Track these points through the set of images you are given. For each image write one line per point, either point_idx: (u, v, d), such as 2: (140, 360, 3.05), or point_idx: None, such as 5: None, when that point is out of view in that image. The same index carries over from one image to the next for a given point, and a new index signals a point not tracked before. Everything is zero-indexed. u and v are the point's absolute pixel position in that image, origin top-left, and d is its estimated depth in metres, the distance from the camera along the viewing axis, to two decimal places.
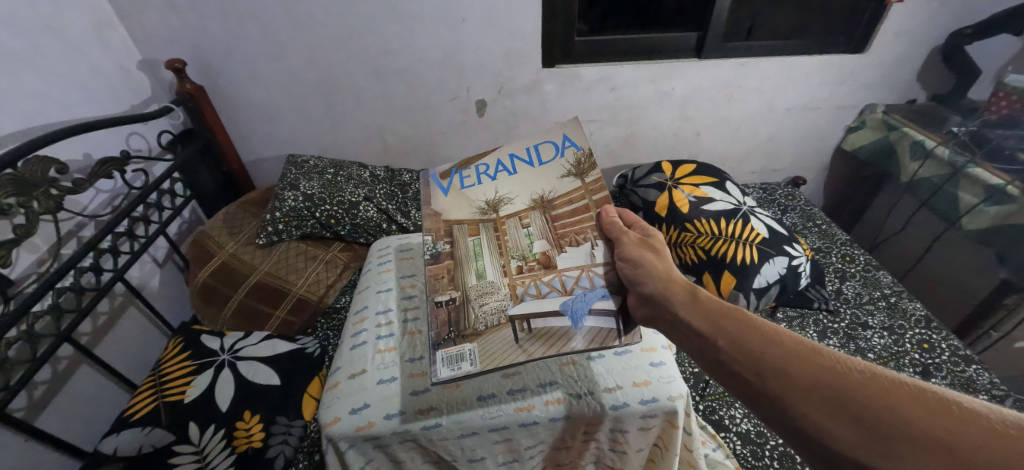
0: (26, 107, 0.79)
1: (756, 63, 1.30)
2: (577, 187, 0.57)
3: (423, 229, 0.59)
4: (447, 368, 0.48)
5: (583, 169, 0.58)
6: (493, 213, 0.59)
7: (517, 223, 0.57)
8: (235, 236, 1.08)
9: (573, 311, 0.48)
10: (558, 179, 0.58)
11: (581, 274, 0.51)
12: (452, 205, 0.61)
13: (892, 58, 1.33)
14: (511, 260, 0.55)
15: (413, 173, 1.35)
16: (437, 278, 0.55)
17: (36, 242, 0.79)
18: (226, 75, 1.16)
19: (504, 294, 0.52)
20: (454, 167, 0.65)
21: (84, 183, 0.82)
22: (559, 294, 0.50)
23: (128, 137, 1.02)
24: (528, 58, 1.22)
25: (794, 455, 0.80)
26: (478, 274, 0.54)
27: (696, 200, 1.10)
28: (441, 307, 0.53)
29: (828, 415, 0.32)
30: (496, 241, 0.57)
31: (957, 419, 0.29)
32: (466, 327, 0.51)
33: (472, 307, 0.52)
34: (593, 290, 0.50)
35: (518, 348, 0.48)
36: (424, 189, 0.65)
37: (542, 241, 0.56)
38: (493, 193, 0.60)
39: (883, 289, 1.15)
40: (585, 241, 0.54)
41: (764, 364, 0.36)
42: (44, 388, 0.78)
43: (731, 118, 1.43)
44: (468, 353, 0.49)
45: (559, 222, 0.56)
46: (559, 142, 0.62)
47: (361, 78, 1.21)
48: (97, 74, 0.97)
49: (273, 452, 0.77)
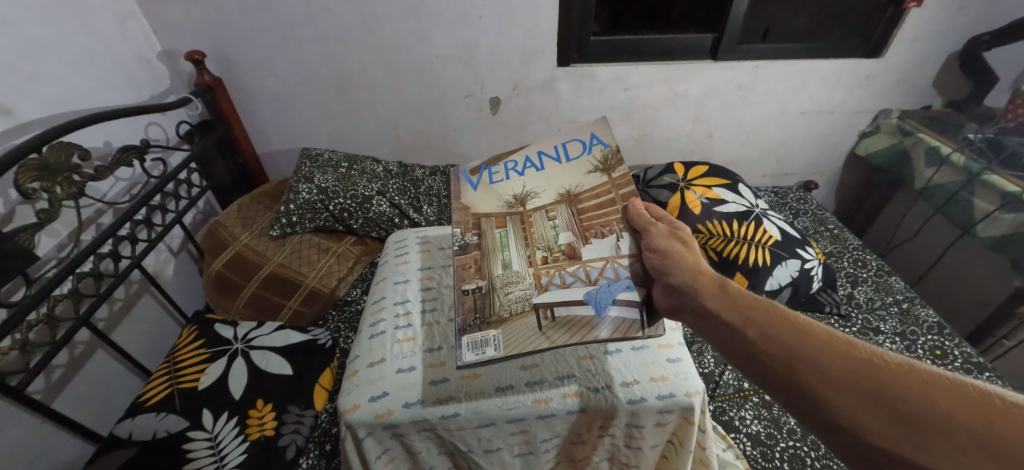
0: (49, 94, 0.81)
1: (772, 66, 1.29)
2: (604, 182, 0.58)
3: (452, 222, 0.61)
4: (470, 352, 0.49)
5: (609, 165, 0.59)
6: (520, 206, 0.59)
7: (543, 216, 0.57)
8: (249, 228, 1.10)
9: (597, 301, 0.48)
10: (585, 174, 0.59)
11: (606, 265, 0.52)
12: (479, 200, 0.63)
13: (909, 63, 1.32)
14: (536, 251, 0.55)
15: (425, 169, 1.36)
16: (465, 268, 0.57)
17: (58, 228, 0.81)
18: (244, 68, 1.18)
19: (529, 283, 0.53)
20: (482, 164, 0.68)
21: (106, 170, 0.83)
22: (583, 285, 0.50)
23: (148, 127, 1.03)
24: (543, 56, 1.23)
25: (804, 458, 0.79)
26: (504, 265, 0.55)
27: (708, 201, 1.09)
28: (468, 295, 0.54)
29: (861, 406, 0.33)
30: (523, 233, 0.57)
31: (999, 414, 0.29)
32: (490, 314, 0.52)
33: (498, 295, 0.53)
34: (617, 282, 0.50)
35: (541, 335, 0.48)
36: (453, 185, 0.67)
37: (568, 233, 0.55)
38: (520, 188, 0.61)
39: (895, 295, 1.14)
40: (611, 233, 0.54)
41: (796, 355, 0.37)
42: (61, 371, 0.79)
43: (744, 121, 1.43)
44: (492, 340, 0.50)
45: (586, 215, 0.56)
46: (587, 140, 0.62)
47: (377, 73, 1.22)
48: (118, 63, 0.98)
49: (284, 441, 0.77)
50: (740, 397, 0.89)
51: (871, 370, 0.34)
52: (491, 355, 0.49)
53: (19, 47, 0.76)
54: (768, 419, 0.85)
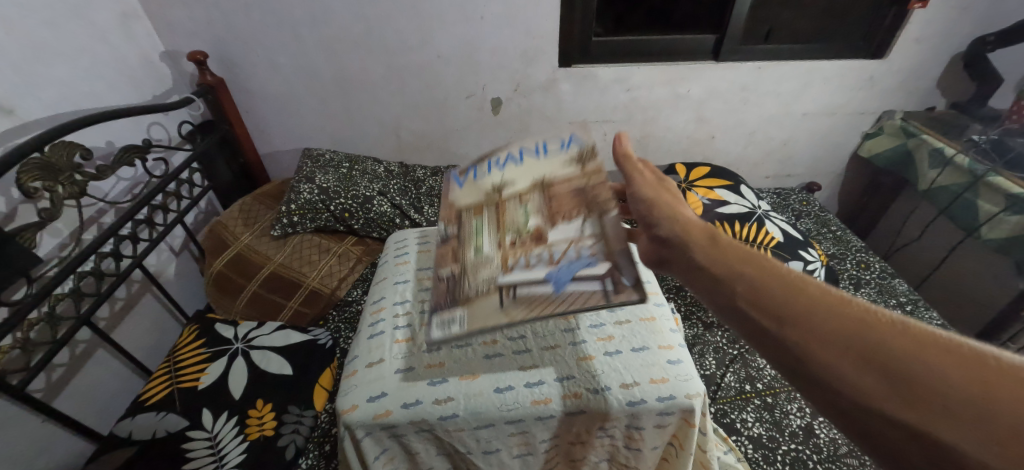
0: (52, 94, 0.81)
1: (774, 67, 1.29)
2: (577, 173, 0.57)
3: (438, 217, 0.60)
4: (437, 327, 0.44)
5: (585, 159, 0.58)
6: (497, 197, 0.58)
7: (517, 203, 0.56)
8: (251, 227, 1.10)
9: (556, 278, 0.45)
10: (560, 166, 0.58)
11: (569, 246, 0.48)
12: (463, 194, 0.62)
13: (913, 64, 1.31)
14: (506, 235, 0.53)
15: (426, 169, 1.35)
16: (443, 256, 0.55)
17: (59, 227, 0.81)
18: (245, 68, 1.18)
19: (495, 266, 0.50)
20: (471, 164, 0.68)
21: (107, 170, 0.84)
22: (545, 266, 0.47)
23: (150, 127, 1.04)
24: (545, 57, 1.22)
25: (806, 461, 0.79)
26: (476, 250, 0.53)
27: (711, 202, 1.11)
28: (443, 279, 0.51)
29: (848, 363, 0.30)
30: (496, 220, 0.56)
31: (1007, 378, 0.25)
32: (459, 295, 0.49)
33: (467, 278, 0.50)
34: (579, 261, 0.46)
35: (503, 309, 0.43)
36: (443, 184, 0.68)
37: (538, 217, 0.53)
38: (500, 181, 0.60)
39: (898, 297, 1.13)
40: (578, 217, 0.51)
41: (785, 310, 0.34)
42: (62, 370, 0.79)
43: (747, 122, 1.42)
44: (458, 316, 0.45)
45: (558, 200, 0.54)
46: (566, 139, 0.62)
47: (378, 73, 1.22)
48: (120, 63, 0.98)
49: (284, 441, 0.77)
50: (742, 399, 0.88)
51: (862, 326, 0.30)
52: (455, 329, 0.43)
53: (22, 47, 0.76)
54: (770, 422, 0.85)
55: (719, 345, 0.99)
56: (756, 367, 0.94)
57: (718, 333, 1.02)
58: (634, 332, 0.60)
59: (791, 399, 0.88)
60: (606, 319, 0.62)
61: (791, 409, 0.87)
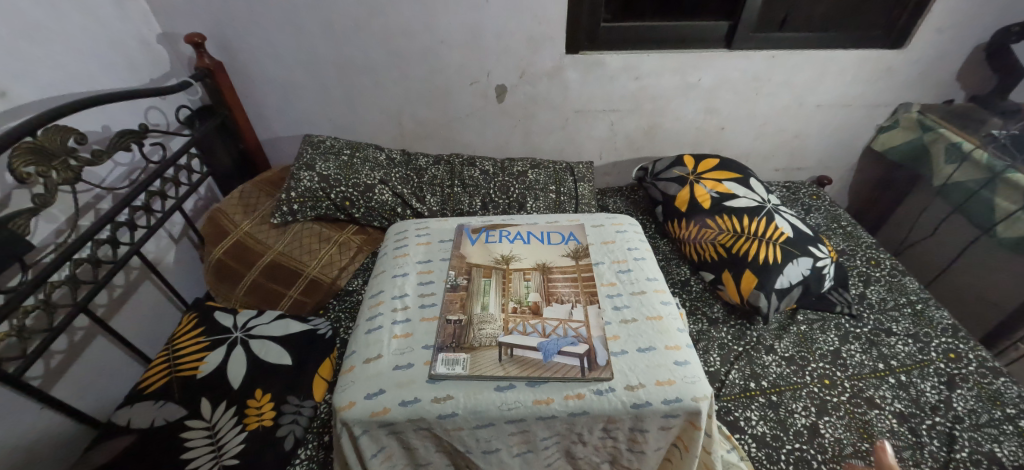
0: (46, 76, 0.79)
1: (789, 56, 1.25)
2: (572, 265, 0.67)
3: (449, 266, 0.69)
4: (442, 366, 0.53)
5: (579, 255, 0.69)
6: (504, 264, 0.68)
7: (521, 277, 0.65)
8: (250, 215, 1.08)
9: (545, 348, 0.54)
10: (558, 255, 0.69)
11: (559, 324, 0.58)
12: (475, 252, 0.71)
13: (933, 55, 1.26)
14: (509, 301, 0.62)
15: (428, 157, 1.32)
16: (451, 302, 0.63)
17: (55, 213, 0.79)
18: (244, 51, 1.15)
19: (498, 325, 0.58)
20: (484, 227, 0.77)
21: (103, 155, 0.82)
22: (538, 336, 0.56)
23: (147, 111, 1.02)
24: (551, 43, 1.19)
25: (810, 461, 0.77)
26: (482, 306, 0.61)
27: (718, 196, 1.14)
28: (450, 324, 0.59)
29: None
30: (502, 286, 0.64)
31: None
32: (465, 341, 0.56)
33: (472, 330, 0.58)
34: (565, 336, 0.56)
35: (499, 365, 0.53)
36: (456, 238, 0.76)
37: (536, 293, 0.62)
38: (508, 251, 0.70)
39: (909, 295, 1.09)
40: (567, 301, 0.61)
41: None
42: (61, 357, 0.78)
43: (758, 113, 1.38)
44: (462, 359, 0.54)
45: (556, 282, 0.64)
46: (566, 234, 0.74)
47: (380, 59, 1.19)
48: (116, 44, 0.95)
49: (283, 431, 0.76)
50: (746, 397, 0.87)
51: None
52: (459, 372, 0.53)
53: (14, 26, 0.74)
54: (774, 421, 0.83)
55: (724, 342, 0.97)
56: (761, 364, 0.93)
57: (723, 330, 1.00)
58: (640, 331, 0.58)
59: (796, 398, 0.87)
60: (611, 318, 0.60)
61: (796, 408, 0.85)
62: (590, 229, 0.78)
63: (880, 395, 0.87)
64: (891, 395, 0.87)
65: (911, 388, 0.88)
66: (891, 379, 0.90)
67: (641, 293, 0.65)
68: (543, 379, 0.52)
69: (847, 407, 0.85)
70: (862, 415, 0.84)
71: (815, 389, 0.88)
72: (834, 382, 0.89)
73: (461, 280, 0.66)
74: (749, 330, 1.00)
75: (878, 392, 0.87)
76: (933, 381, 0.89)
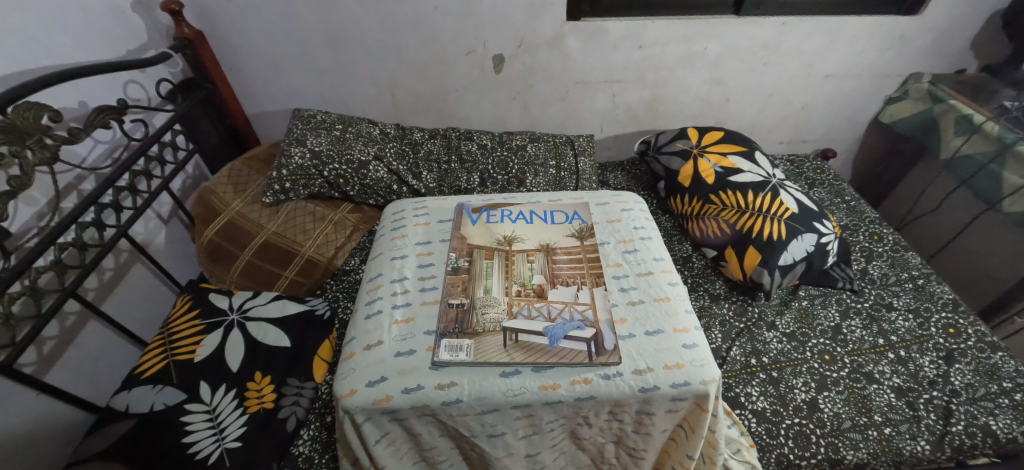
0: (15, 49, 0.73)
1: (800, 23, 1.19)
2: (577, 246, 0.65)
3: (449, 249, 0.67)
4: (446, 353, 0.52)
5: (584, 235, 0.67)
6: (507, 246, 0.66)
7: (524, 258, 0.63)
8: (241, 194, 1.04)
9: (552, 333, 0.53)
10: (563, 236, 0.67)
11: (564, 308, 0.56)
12: (475, 233, 0.69)
13: (949, 21, 1.20)
14: (512, 284, 0.60)
15: (424, 131, 1.27)
16: (453, 286, 0.61)
17: (34, 195, 0.76)
18: (224, 19, 1.08)
19: (502, 308, 0.57)
20: (484, 205, 0.74)
21: (81, 133, 0.77)
22: (543, 320, 0.55)
23: (126, 86, 0.96)
24: (551, 8, 1.12)
25: (809, 435, 0.78)
26: (484, 289, 0.60)
27: (722, 171, 1.11)
28: (453, 308, 0.57)
29: None
30: (505, 268, 0.62)
31: None
32: (469, 326, 0.55)
33: (476, 314, 0.56)
34: (570, 320, 0.54)
35: (504, 351, 0.52)
36: (456, 219, 0.74)
37: (541, 275, 0.61)
38: (510, 231, 0.68)
39: (910, 271, 1.08)
40: (574, 284, 0.59)
41: None
42: (53, 343, 0.77)
43: (765, 84, 1.34)
44: (466, 345, 0.53)
45: (561, 264, 0.62)
46: (570, 213, 0.72)
47: (372, 28, 1.13)
48: (88, 13, 0.89)
49: (284, 413, 0.75)
50: (747, 373, 0.87)
51: None
52: (463, 358, 0.52)
53: None
54: (775, 396, 0.84)
55: (726, 319, 0.97)
56: (762, 341, 0.93)
57: (724, 306, 1.00)
58: (647, 314, 0.57)
59: (797, 373, 0.87)
60: (618, 300, 0.59)
61: (796, 384, 0.85)
62: (594, 207, 0.76)
63: (880, 370, 0.87)
64: (890, 370, 0.87)
65: (910, 363, 0.88)
66: (890, 354, 0.90)
67: (648, 274, 0.63)
68: (549, 364, 0.51)
69: (846, 382, 0.86)
70: (861, 390, 0.84)
71: (815, 365, 0.89)
72: (834, 358, 0.90)
73: (463, 262, 0.64)
74: (750, 307, 1.00)
75: (877, 367, 0.88)
76: (932, 356, 0.89)
